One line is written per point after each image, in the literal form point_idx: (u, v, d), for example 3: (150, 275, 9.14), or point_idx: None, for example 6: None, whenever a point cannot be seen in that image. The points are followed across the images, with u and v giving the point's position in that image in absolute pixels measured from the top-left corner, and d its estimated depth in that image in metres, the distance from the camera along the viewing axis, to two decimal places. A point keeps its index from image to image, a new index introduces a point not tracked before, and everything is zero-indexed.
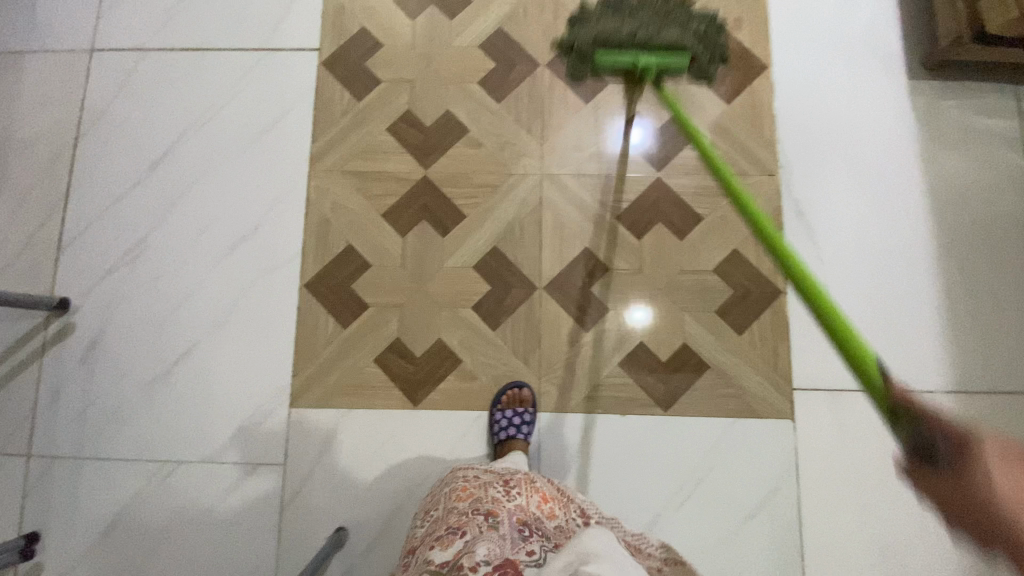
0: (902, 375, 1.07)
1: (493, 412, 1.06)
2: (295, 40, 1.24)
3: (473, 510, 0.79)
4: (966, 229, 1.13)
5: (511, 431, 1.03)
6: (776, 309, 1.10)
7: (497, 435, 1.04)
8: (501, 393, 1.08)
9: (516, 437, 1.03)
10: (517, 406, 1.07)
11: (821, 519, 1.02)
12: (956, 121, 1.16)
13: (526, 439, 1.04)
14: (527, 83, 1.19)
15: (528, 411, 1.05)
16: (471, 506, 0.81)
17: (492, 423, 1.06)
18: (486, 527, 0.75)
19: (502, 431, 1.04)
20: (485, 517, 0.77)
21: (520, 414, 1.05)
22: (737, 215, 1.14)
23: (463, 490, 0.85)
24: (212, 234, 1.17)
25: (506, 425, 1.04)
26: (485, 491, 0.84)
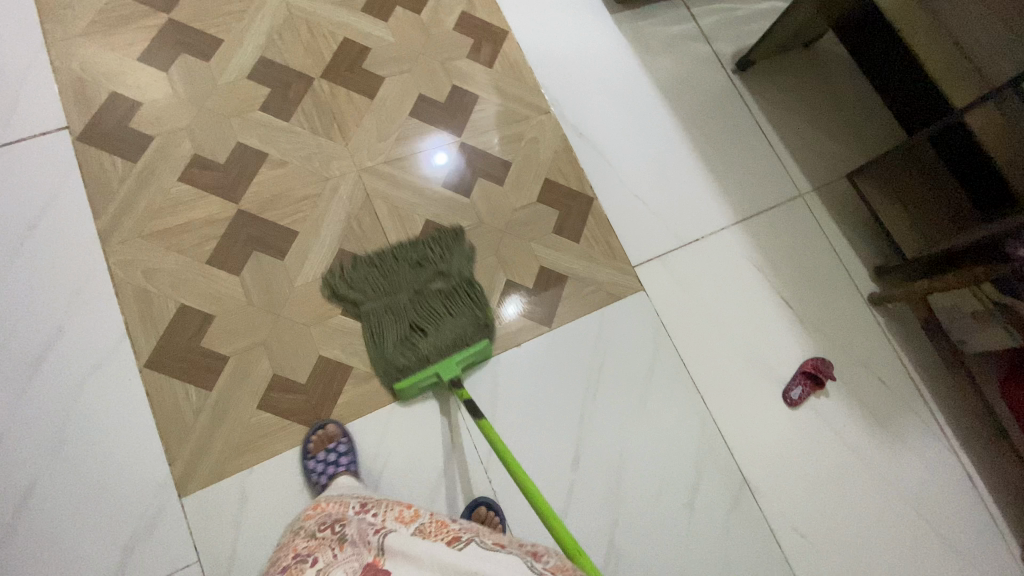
0: (701, 224, 1.33)
1: (306, 462, 0.99)
2: (33, 126, 1.12)
3: (324, 529, 0.77)
4: (694, 107, 1.44)
5: (331, 469, 0.97)
6: (597, 212, 1.28)
7: (319, 480, 0.97)
8: (308, 439, 1.01)
9: (338, 472, 0.97)
10: (328, 445, 1.00)
11: (699, 353, 1.21)
12: (653, 33, 1.49)
13: (350, 468, 0.98)
14: (309, 98, 1.24)
15: (341, 443, 1.00)
16: (321, 525, 0.79)
17: (308, 472, 0.98)
18: (337, 544, 0.73)
19: (322, 474, 0.97)
20: (334, 532, 0.76)
21: (334, 449, 0.99)
22: (536, 150, 1.31)
23: (318, 513, 0.84)
24: (3, 357, 0.98)
25: (324, 467, 0.97)
26: (340, 511, 0.83)
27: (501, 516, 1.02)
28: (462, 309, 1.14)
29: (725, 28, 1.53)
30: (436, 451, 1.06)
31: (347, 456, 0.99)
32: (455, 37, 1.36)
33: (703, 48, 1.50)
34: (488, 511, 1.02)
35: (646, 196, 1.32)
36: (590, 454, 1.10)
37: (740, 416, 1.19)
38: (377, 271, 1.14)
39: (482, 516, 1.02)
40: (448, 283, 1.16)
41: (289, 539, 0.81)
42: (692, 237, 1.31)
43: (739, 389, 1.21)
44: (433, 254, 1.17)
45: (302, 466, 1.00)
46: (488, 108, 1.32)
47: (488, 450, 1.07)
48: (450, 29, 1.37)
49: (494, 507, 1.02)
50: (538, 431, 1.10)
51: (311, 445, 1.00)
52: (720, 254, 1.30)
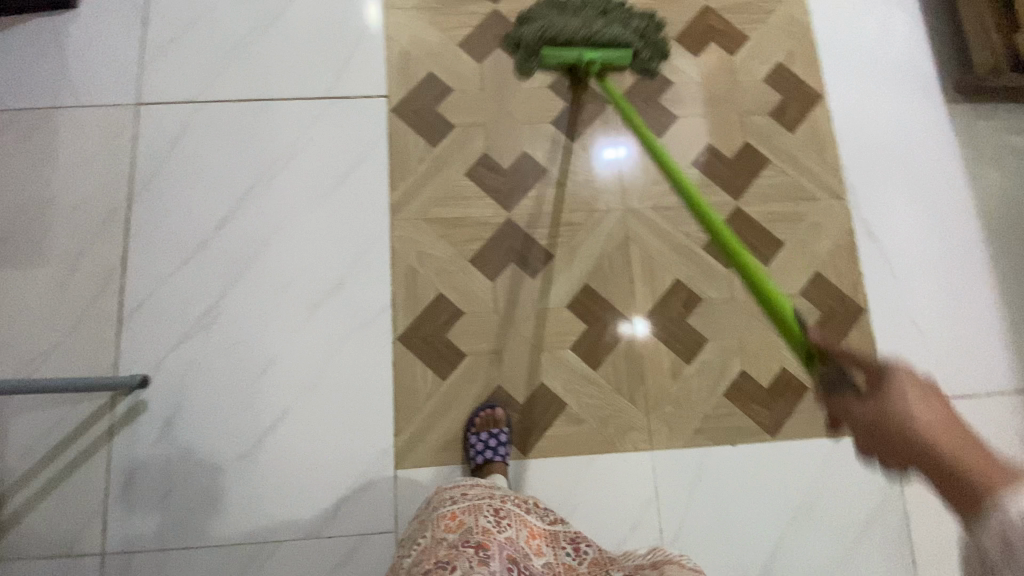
0: (980, 380, 1.14)
1: (468, 435, 1.04)
2: (360, 86, 1.21)
3: (462, 542, 0.74)
4: (1015, 239, 1.21)
5: (488, 455, 1.02)
6: (862, 328, 1.14)
7: (475, 459, 1.03)
8: (475, 415, 1.07)
9: (494, 460, 1.02)
10: (492, 428, 1.05)
11: (931, 524, 1.07)
12: (993, 138, 1.26)
13: (504, 460, 1.03)
14: (599, 122, 1.22)
15: (503, 432, 1.05)
16: (461, 539, 0.75)
17: (467, 447, 1.04)
18: (476, 561, 0.70)
19: (479, 454, 1.02)
20: (475, 550, 0.72)
21: (496, 435, 1.04)
22: (813, 238, 1.18)
23: (452, 518, 0.79)
24: (292, 292, 1.12)
25: (483, 449, 1.02)
26: (475, 519, 0.78)
27: None
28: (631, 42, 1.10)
29: None
30: (623, 517, 1.05)
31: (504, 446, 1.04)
32: (764, 90, 1.25)
33: None
34: None
35: (924, 327, 1.15)
36: None
37: None
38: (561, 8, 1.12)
39: None
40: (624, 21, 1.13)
41: (427, 541, 0.78)
42: (964, 391, 1.13)
43: None
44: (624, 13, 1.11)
45: (463, 437, 1.06)
46: (776, 177, 1.21)
47: (673, 538, 1.04)
48: (760, 80, 1.25)
49: None
50: (730, 540, 1.04)
51: (477, 421, 1.05)
52: (992, 422, 1.12)
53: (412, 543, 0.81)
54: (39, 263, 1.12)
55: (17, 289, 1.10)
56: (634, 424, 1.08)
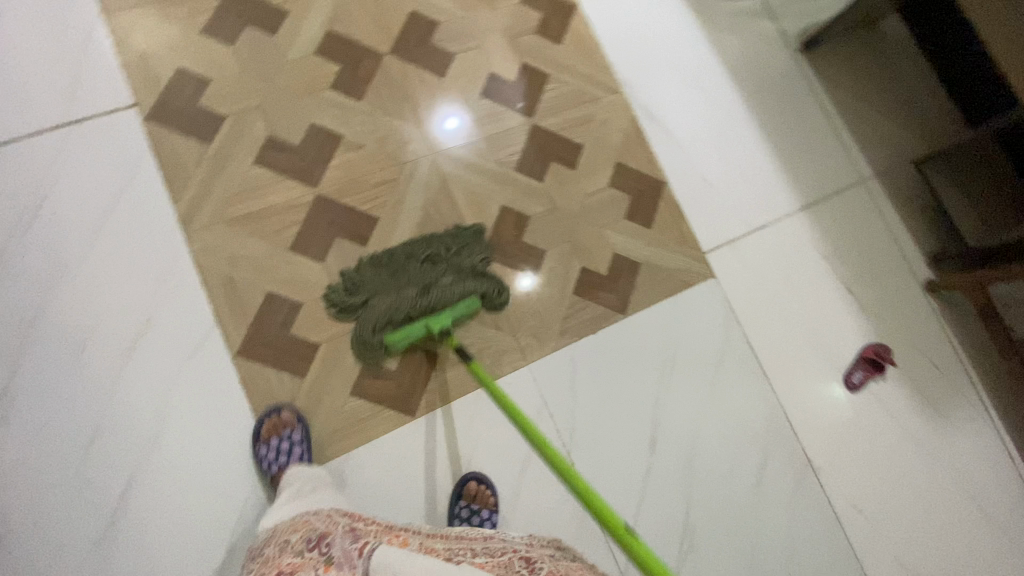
0: (767, 210, 1.33)
1: (257, 449, 0.97)
2: (101, 102, 1.07)
3: (307, 546, 0.74)
4: (759, 88, 1.42)
5: (280, 460, 0.95)
6: (668, 197, 1.28)
7: (271, 469, 0.96)
8: (259, 426, 0.98)
9: (289, 463, 0.95)
10: (280, 432, 0.97)
11: (766, 338, 1.25)
12: (720, 10, 1.45)
13: (303, 457, 0.97)
14: (380, 76, 1.20)
15: (293, 432, 0.97)
16: (307, 543, 0.75)
17: (259, 461, 0.97)
18: (322, 566, 0.69)
19: (273, 464, 0.96)
20: (318, 551, 0.72)
21: (286, 437, 0.97)
22: (607, 133, 1.28)
23: (303, 524, 0.80)
24: (96, 347, 0.98)
25: (274, 456, 0.95)
26: (324, 526, 0.79)
27: (491, 489, 1.03)
28: (470, 287, 1.12)
29: (792, 7, 1.49)
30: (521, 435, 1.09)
31: (299, 446, 0.97)
32: (524, 10, 1.31)
33: (769, 26, 1.47)
34: (479, 485, 1.03)
35: (715, 180, 1.32)
36: (666, 437, 1.15)
37: (803, 399, 1.24)
38: (387, 270, 1.11)
39: (472, 491, 1.02)
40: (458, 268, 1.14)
41: (270, 551, 0.78)
42: (760, 223, 1.32)
43: (803, 373, 1.26)
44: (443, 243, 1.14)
45: (254, 453, 0.98)
46: (560, 87, 1.29)
47: (570, 435, 1.11)
48: (518, 1, 1.31)
49: (485, 481, 1.03)
50: (617, 415, 1.14)
51: (263, 432, 0.97)
52: (785, 241, 1.32)
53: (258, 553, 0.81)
54: None
55: None
56: (505, 348, 1.12)
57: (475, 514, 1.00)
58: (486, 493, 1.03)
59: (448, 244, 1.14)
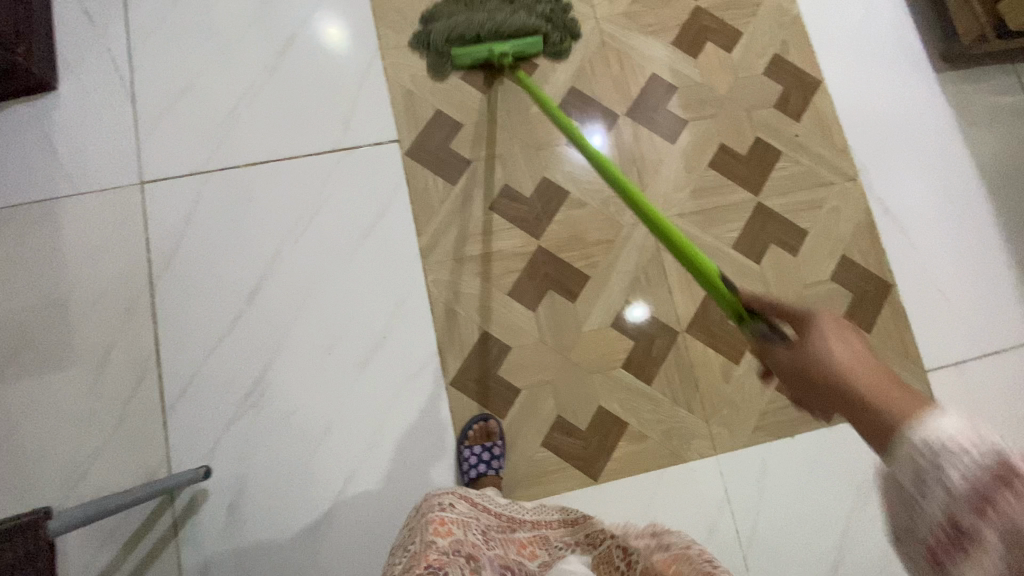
0: (1007, 335, 1.19)
1: (462, 449, 1.05)
2: (368, 132, 1.19)
3: (455, 551, 0.70)
4: (1012, 196, 1.26)
5: (481, 468, 1.02)
6: (893, 302, 1.18)
7: (468, 472, 1.03)
8: (468, 428, 1.07)
9: (487, 473, 1.02)
10: (485, 441, 1.06)
11: None
12: (975, 103, 1.30)
13: (498, 472, 1.04)
14: (613, 137, 1.22)
15: (496, 444, 1.05)
16: (455, 550, 0.71)
17: (461, 460, 1.05)
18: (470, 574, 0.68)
19: (472, 467, 1.03)
20: (467, 562, 0.69)
21: (489, 448, 1.05)
22: (835, 221, 1.21)
23: (442, 524, 0.75)
24: (336, 354, 1.10)
25: (476, 462, 1.03)
26: (465, 533, 0.76)
27: None
28: (535, 23, 1.21)
29: None
30: (699, 523, 1.07)
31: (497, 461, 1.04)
32: (765, 83, 1.27)
33: None
34: None
35: (948, 292, 1.20)
36: (852, 562, 1.07)
37: None
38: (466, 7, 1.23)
39: None
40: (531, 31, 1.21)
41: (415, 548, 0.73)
42: (995, 348, 1.18)
43: None
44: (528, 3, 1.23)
45: (457, 452, 1.06)
46: (791, 167, 1.23)
47: (750, 537, 1.07)
48: (760, 72, 1.27)
49: None
50: (802, 527, 1.08)
51: (471, 434, 1.06)
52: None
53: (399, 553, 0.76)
54: (66, 365, 1.08)
55: (49, 394, 1.06)
56: (696, 432, 1.10)
57: None
58: None
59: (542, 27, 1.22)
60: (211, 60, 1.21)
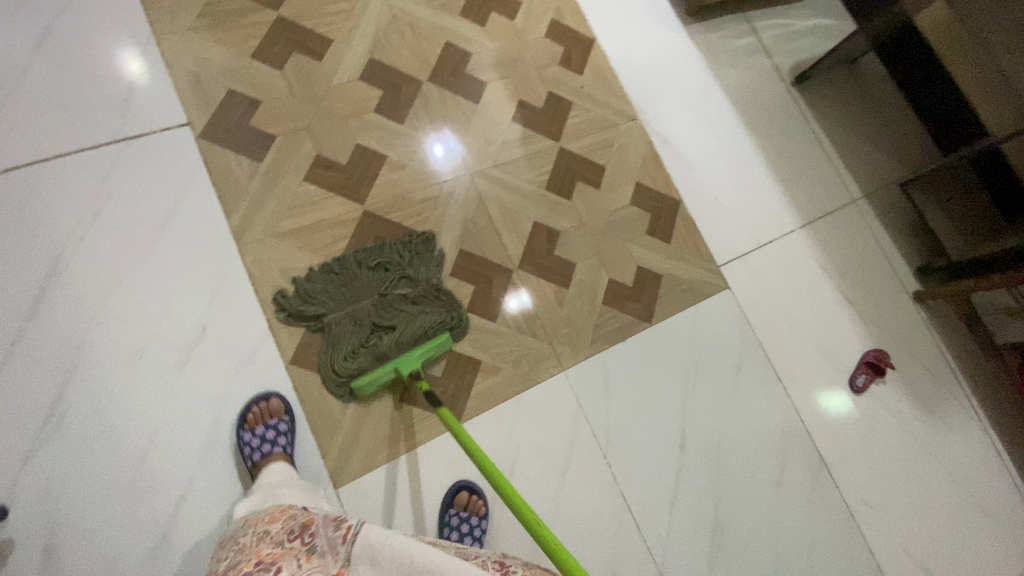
0: (773, 227, 1.45)
1: (241, 434, 0.97)
2: (153, 120, 1.10)
3: (286, 536, 0.75)
4: (759, 117, 1.55)
5: (265, 449, 0.95)
6: (685, 215, 1.38)
7: (252, 456, 0.96)
8: (246, 411, 0.99)
9: (273, 452, 0.96)
10: (268, 420, 0.98)
11: (778, 344, 1.35)
12: (720, 47, 1.58)
13: (287, 449, 0.98)
14: (420, 101, 1.28)
15: (282, 422, 0.99)
16: (286, 533, 0.76)
17: (242, 446, 0.96)
18: (304, 557, 0.71)
19: (255, 451, 0.96)
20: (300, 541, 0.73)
21: (273, 427, 0.98)
22: (627, 155, 1.38)
23: (276, 516, 0.81)
24: (150, 357, 0.99)
25: (258, 444, 0.96)
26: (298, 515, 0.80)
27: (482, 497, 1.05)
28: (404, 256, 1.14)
29: (784, 43, 1.63)
30: (561, 437, 1.14)
31: (284, 438, 0.98)
32: (547, 43, 1.42)
33: (764, 61, 1.60)
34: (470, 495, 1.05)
35: (725, 199, 1.43)
36: (694, 437, 1.22)
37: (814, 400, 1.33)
38: (338, 280, 1.11)
39: (463, 501, 1.04)
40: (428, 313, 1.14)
41: (247, 540, 0.79)
42: (766, 238, 1.43)
43: (813, 376, 1.35)
44: (388, 256, 1.15)
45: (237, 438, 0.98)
46: (583, 113, 1.39)
47: (607, 437, 1.16)
48: (542, 35, 1.42)
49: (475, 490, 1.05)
50: (649, 418, 1.20)
51: (250, 417, 0.98)
52: (791, 256, 1.43)
53: (228, 547, 0.80)
54: None
55: None
56: (543, 356, 1.18)
57: (465, 522, 1.02)
58: (477, 502, 1.04)
59: (401, 253, 1.16)
60: None
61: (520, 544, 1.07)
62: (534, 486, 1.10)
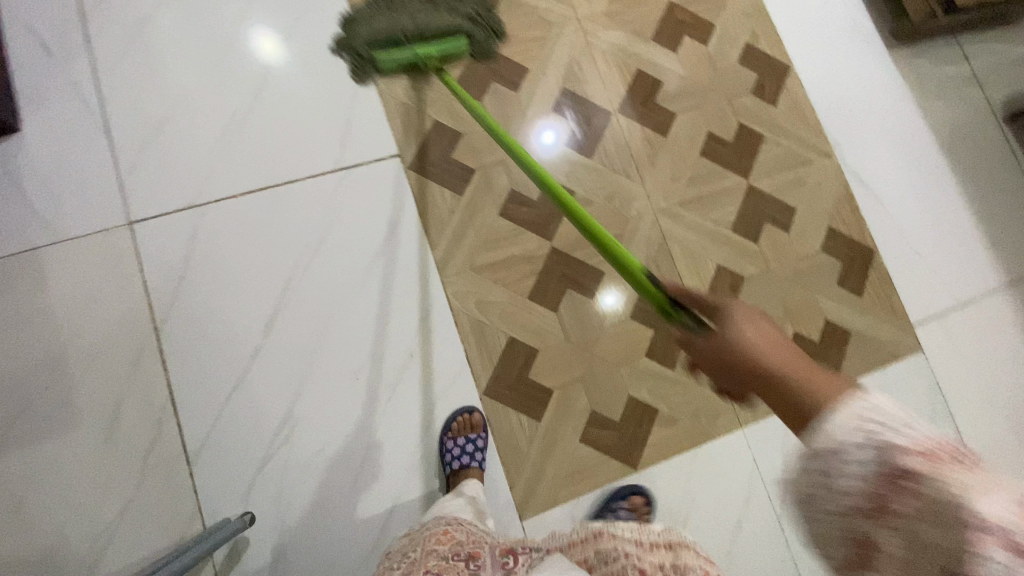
0: (974, 284, 1.31)
1: (445, 441, 1.05)
2: (367, 150, 1.16)
3: (453, 555, 0.77)
4: (965, 157, 1.39)
5: (465, 460, 1.03)
6: (878, 266, 1.28)
7: (451, 465, 1.03)
8: (451, 419, 1.07)
9: (470, 465, 1.03)
10: (469, 433, 1.06)
11: (971, 417, 1.24)
12: (927, 75, 1.42)
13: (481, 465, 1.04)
14: (608, 134, 1.25)
15: (480, 438, 1.05)
16: (451, 551, 0.78)
17: (443, 453, 1.04)
18: (466, 573, 0.73)
19: (455, 460, 1.03)
20: (465, 563, 0.75)
21: (473, 440, 1.05)
22: (819, 196, 1.29)
23: (445, 533, 0.84)
24: (363, 379, 1.07)
25: (459, 454, 1.03)
26: (465, 540, 0.82)
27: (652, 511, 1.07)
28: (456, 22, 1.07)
29: (1003, 71, 1.42)
30: (735, 494, 1.13)
31: (481, 453, 1.05)
32: (741, 71, 1.33)
33: (976, 93, 1.41)
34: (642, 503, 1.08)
35: (922, 250, 1.31)
36: None
37: (1008, 482, 1.23)
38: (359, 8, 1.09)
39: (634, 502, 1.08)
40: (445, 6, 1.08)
41: (418, 552, 0.81)
42: (966, 297, 1.30)
43: (1009, 456, 1.24)
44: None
45: (439, 443, 1.06)
46: (774, 149, 1.31)
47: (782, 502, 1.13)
48: (736, 61, 1.34)
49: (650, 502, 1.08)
50: None
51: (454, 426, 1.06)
52: (993, 319, 1.30)
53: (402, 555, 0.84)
54: (73, 425, 1.01)
55: (61, 456, 1.00)
56: (722, 409, 1.16)
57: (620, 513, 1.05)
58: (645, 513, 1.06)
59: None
60: (190, 88, 1.15)
61: None
62: (705, 542, 1.10)
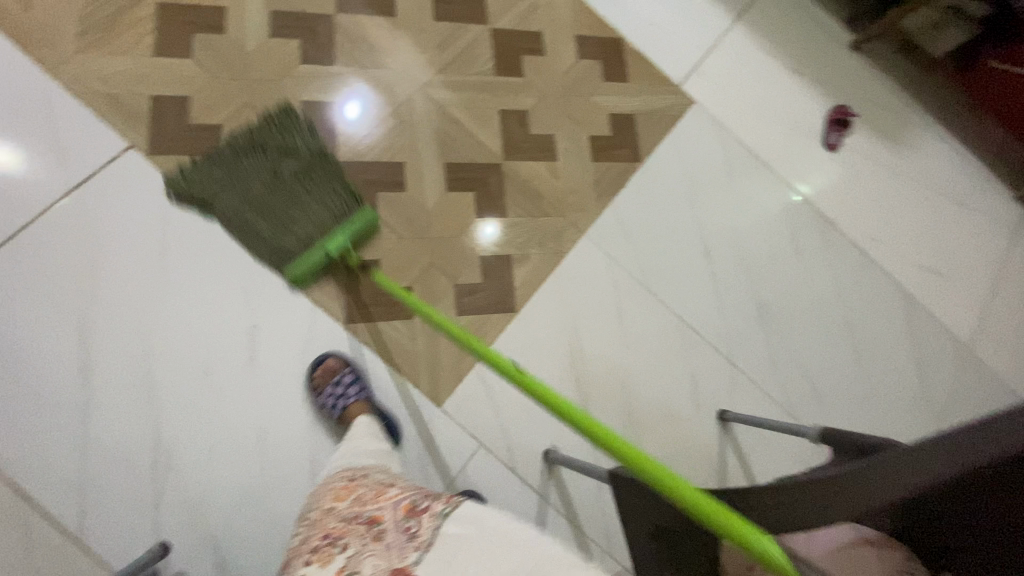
0: (710, 29, 1.46)
1: (317, 396, 1.01)
2: (95, 155, 1.05)
3: (355, 515, 0.66)
4: None
5: (341, 402, 0.99)
6: (630, 50, 1.39)
7: (335, 412, 1.00)
8: (312, 375, 1.03)
9: (349, 404, 1.00)
10: (334, 376, 1.02)
11: (755, 136, 1.42)
12: None
13: (361, 398, 1.01)
14: (339, 35, 1.22)
15: (346, 373, 1.02)
16: (351, 506, 0.69)
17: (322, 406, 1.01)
18: (369, 539, 0.61)
19: (335, 407, 1.00)
20: (367, 524, 0.63)
21: (341, 381, 1.01)
22: (554, 13, 1.37)
23: (345, 487, 0.74)
24: (217, 370, 1.01)
25: (335, 400, 1.00)
26: (368, 489, 0.71)
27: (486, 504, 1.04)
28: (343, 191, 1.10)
29: None
30: (605, 289, 1.23)
31: (355, 387, 1.01)
32: None
33: None
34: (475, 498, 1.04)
35: (658, 21, 1.43)
36: (715, 243, 1.32)
37: (804, 170, 1.42)
38: (222, 168, 1.07)
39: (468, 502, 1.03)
40: (329, 185, 1.09)
41: (315, 512, 0.73)
42: (710, 42, 1.45)
43: (795, 150, 1.43)
44: (274, 137, 1.10)
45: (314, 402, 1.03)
46: None
47: (644, 275, 1.26)
48: None
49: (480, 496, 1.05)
50: (671, 243, 1.29)
51: (317, 380, 1.02)
52: (736, 50, 1.47)
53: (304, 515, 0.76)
54: None
55: None
56: (561, 227, 1.24)
57: None
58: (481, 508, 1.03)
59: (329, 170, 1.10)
60: None
61: (610, 389, 1.18)
62: (601, 340, 1.21)
